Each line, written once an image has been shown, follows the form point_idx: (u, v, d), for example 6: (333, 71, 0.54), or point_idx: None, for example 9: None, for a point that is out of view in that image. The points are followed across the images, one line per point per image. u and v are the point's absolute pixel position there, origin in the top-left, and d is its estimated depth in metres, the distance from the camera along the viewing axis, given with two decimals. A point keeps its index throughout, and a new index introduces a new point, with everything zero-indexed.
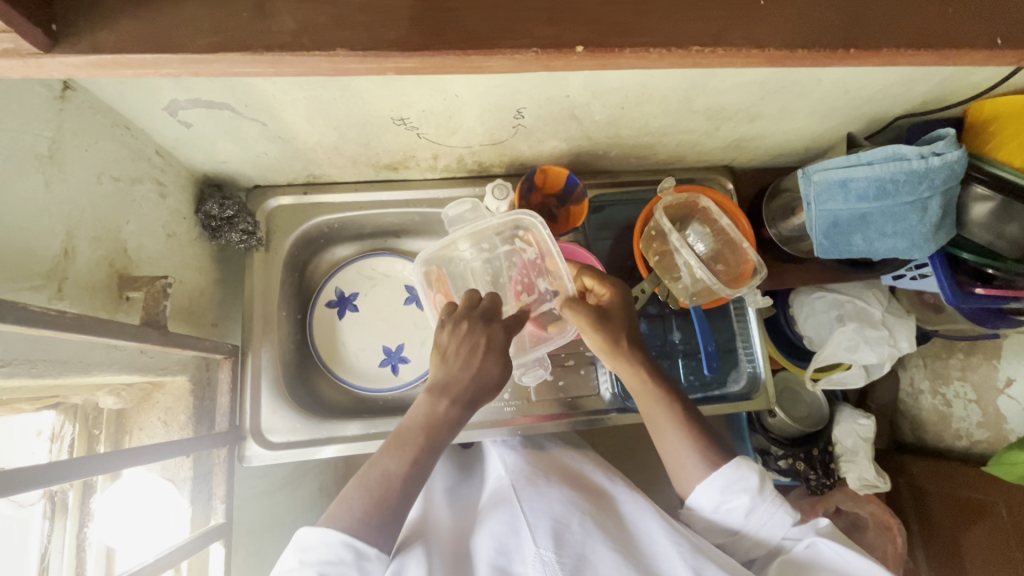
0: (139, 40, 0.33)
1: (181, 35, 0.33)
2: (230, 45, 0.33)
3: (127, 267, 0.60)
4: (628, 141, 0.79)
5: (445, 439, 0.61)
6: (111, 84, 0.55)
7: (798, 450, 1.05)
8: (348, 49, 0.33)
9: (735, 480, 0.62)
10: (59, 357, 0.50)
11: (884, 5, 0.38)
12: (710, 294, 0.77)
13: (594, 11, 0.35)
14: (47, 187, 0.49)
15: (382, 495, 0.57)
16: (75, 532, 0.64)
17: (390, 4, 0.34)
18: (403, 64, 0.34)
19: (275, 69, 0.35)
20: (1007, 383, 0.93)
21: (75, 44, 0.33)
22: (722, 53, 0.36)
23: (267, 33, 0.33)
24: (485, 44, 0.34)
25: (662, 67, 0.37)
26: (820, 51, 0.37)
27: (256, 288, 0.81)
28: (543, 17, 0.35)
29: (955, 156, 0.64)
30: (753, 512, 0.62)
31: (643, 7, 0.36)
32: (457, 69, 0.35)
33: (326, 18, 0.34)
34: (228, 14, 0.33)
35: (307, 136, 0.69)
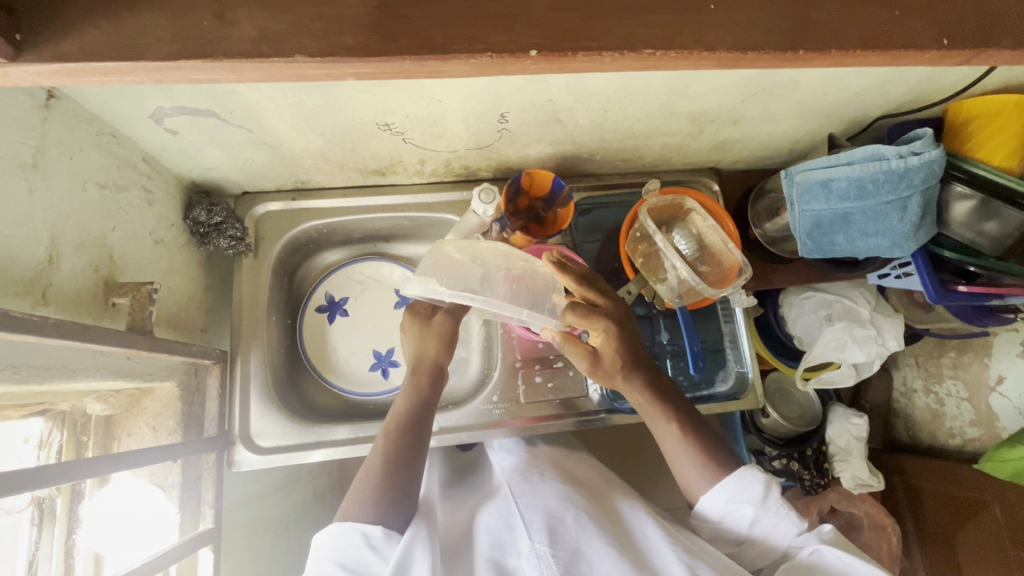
0: (102, 50, 0.33)
1: (141, 41, 0.34)
2: (193, 52, 0.34)
3: (113, 274, 0.60)
4: (613, 144, 0.80)
5: (426, 420, 0.71)
6: (95, 93, 0.55)
7: (790, 450, 1.07)
8: (308, 56, 0.34)
9: (738, 490, 0.64)
10: (44, 363, 0.51)
11: (836, 7, 0.39)
12: (696, 295, 0.77)
13: (548, 15, 0.36)
14: (31, 195, 0.50)
15: (385, 471, 0.64)
16: (63, 538, 0.64)
17: (346, 11, 0.35)
18: (361, 69, 0.35)
19: (238, 75, 0.35)
20: (999, 381, 0.94)
21: (45, 51, 0.33)
22: (674, 56, 0.37)
23: (228, 41, 0.34)
24: (440, 49, 0.35)
25: (617, 70, 0.38)
26: (771, 53, 0.38)
27: (246, 293, 0.82)
28: (497, 23, 0.35)
29: (934, 155, 0.64)
30: (757, 523, 0.63)
31: (596, 13, 0.36)
32: (416, 73, 0.36)
33: (285, 26, 0.34)
34: (190, 22, 0.34)
35: (293, 142, 0.70)
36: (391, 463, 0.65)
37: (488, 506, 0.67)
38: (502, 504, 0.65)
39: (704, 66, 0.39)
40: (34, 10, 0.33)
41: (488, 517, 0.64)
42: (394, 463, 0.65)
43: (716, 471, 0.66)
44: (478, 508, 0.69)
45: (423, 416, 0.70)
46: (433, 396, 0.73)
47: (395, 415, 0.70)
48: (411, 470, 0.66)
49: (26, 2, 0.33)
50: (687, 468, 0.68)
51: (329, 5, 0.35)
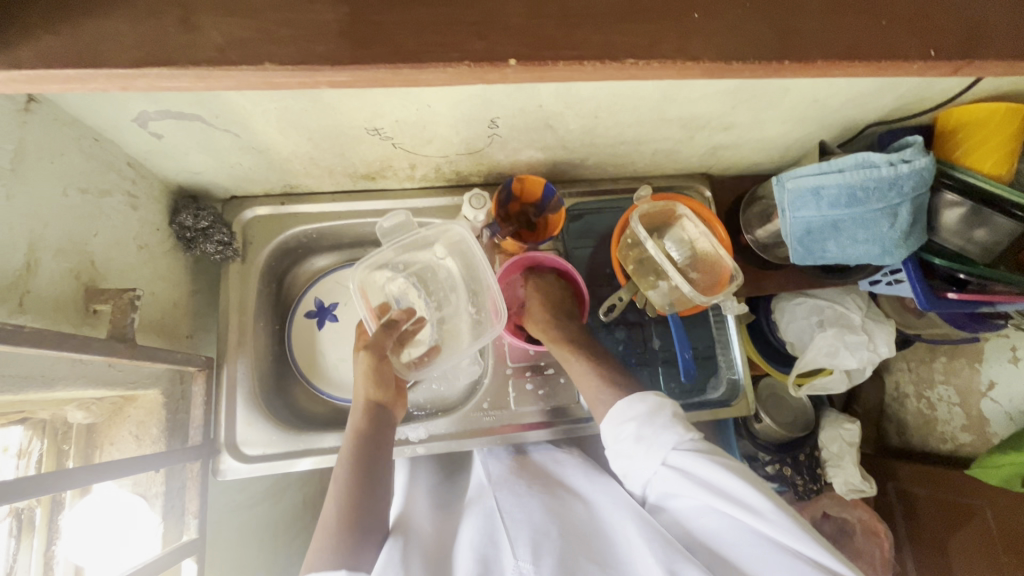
0: (71, 57, 0.33)
1: (105, 52, 0.33)
2: (152, 59, 0.33)
3: (94, 280, 0.59)
4: (605, 150, 0.80)
5: (387, 439, 0.69)
6: (76, 97, 0.54)
7: (784, 454, 1.06)
8: (279, 64, 0.33)
9: (627, 410, 0.66)
10: (21, 372, 0.49)
11: (823, 16, 0.39)
12: (687, 302, 0.77)
13: (526, 24, 0.35)
14: (8, 200, 0.49)
15: (346, 522, 0.61)
16: (41, 550, 0.62)
17: (320, 19, 0.34)
18: (336, 77, 0.35)
19: (201, 84, 0.35)
20: (990, 386, 0.94)
21: (23, 57, 0.32)
22: (654, 65, 0.37)
23: (194, 48, 0.33)
24: (417, 57, 0.34)
25: (597, 79, 0.37)
26: (756, 64, 0.38)
27: (233, 298, 0.80)
28: (473, 31, 0.35)
29: (923, 163, 0.65)
30: (642, 438, 0.64)
31: (577, 22, 0.36)
32: (395, 83, 0.36)
33: (255, 33, 0.34)
34: (153, 28, 0.33)
35: (281, 147, 0.69)
36: (352, 515, 0.62)
37: (468, 520, 0.68)
38: (486, 518, 0.66)
39: (688, 77, 0.38)
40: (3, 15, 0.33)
41: (472, 531, 0.65)
42: (353, 513, 0.62)
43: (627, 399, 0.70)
44: (461, 524, 0.69)
45: (377, 461, 0.67)
46: (385, 436, 0.70)
47: (353, 439, 0.68)
48: (371, 517, 0.63)
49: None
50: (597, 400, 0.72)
51: (301, 12, 0.34)
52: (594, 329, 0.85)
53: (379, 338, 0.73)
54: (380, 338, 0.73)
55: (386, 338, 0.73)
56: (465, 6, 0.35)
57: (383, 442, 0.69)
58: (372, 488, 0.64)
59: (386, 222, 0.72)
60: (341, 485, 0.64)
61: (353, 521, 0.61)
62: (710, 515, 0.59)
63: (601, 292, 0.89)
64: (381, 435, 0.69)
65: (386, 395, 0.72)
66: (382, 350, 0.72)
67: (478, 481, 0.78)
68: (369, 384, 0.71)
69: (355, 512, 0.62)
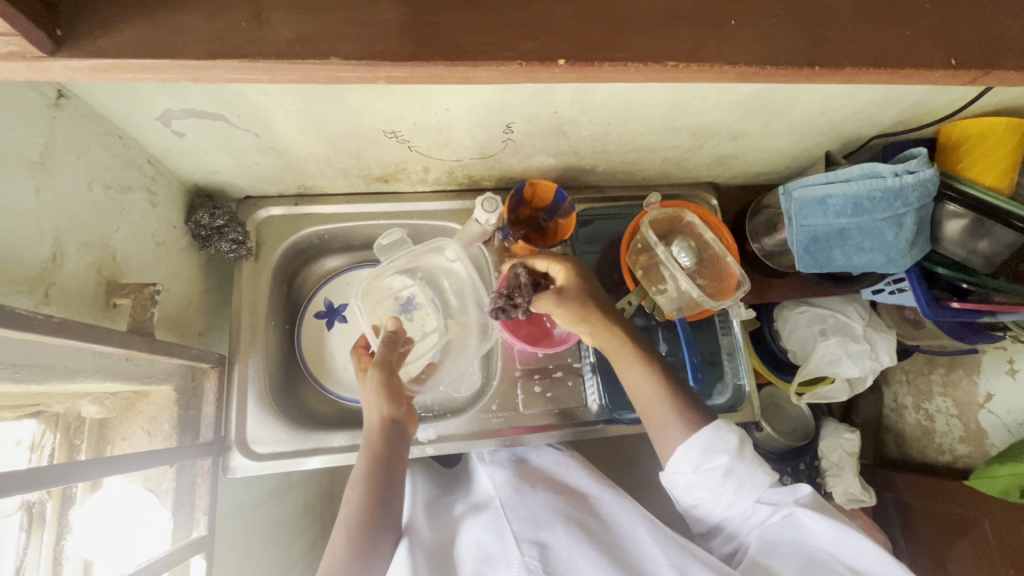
0: (145, 49, 0.34)
1: (180, 42, 0.34)
2: (229, 52, 0.34)
3: (115, 274, 0.60)
4: (615, 156, 0.81)
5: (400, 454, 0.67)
6: (104, 93, 0.55)
7: (785, 464, 1.08)
8: (342, 58, 0.35)
9: (717, 441, 0.64)
10: (44, 363, 0.50)
11: (850, 24, 0.41)
12: (695, 307, 0.78)
13: (573, 26, 0.37)
14: (37, 193, 0.49)
15: (356, 545, 0.61)
16: (52, 544, 0.63)
17: (380, 18, 0.35)
18: (394, 73, 0.36)
19: (271, 76, 0.36)
20: (987, 399, 0.95)
21: (80, 47, 0.33)
22: (694, 69, 0.38)
23: (264, 41, 0.35)
24: (471, 56, 0.36)
25: (639, 81, 0.39)
26: (787, 68, 0.39)
27: (245, 297, 0.81)
28: (526, 31, 0.36)
29: (929, 174, 0.66)
30: (730, 474, 0.64)
31: (619, 24, 0.37)
32: (447, 79, 0.37)
33: (322, 27, 0.35)
34: (226, 23, 0.35)
35: (299, 148, 0.70)
36: (359, 540, 0.61)
37: (469, 522, 0.69)
38: (489, 519, 0.67)
39: (724, 79, 0.40)
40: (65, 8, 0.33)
41: (474, 532, 0.66)
42: (364, 537, 0.61)
43: (695, 422, 0.66)
44: (461, 524, 0.71)
45: (390, 481, 0.65)
46: (400, 451, 0.67)
47: (367, 459, 0.65)
48: (382, 536, 0.63)
49: None
50: (664, 415, 0.67)
51: (364, 10, 0.35)
52: None
53: (385, 353, 0.70)
54: (386, 355, 0.70)
55: (390, 352, 0.70)
56: (518, 8, 0.37)
57: (398, 458, 0.66)
58: (383, 509, 0.64)
59: (382, 237, 0.78)
60: (353, 507, 0.63)
61: (364, 544, 0.61)
62: (783, 540, 0.62)
63: (609, 298, 0.88)
64: (396, 451, 0.67)
65: (400, 411, 0.68)
66: (390, 365, 0.69)
67: (479, 486, 0.79)
68: (380, 400, 0.67)
69: (365, 536, 0.62)
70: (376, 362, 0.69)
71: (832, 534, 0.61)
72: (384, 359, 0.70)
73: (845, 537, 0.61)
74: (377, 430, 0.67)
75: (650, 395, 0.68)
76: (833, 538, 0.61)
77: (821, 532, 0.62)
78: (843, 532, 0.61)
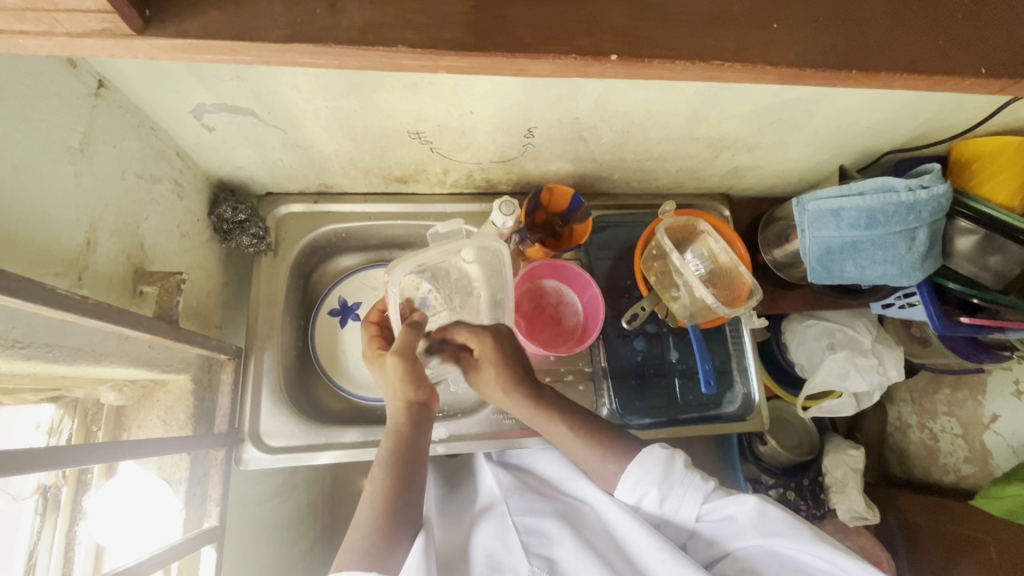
0: (223, 29, 0.35)
1: (255, 26, 0.35)
2: (304, 36, 0.35)
3: (143, 262, 0.61)
4: (631, 164, 0.83)
5: (422, 438, 0.67)
6: (141, 85, 0.57)
7: (789, 479, 1.06)
8: (408, 46, 0.36)
9: (642, 475, 0.63)
10: (74, 344, 0.51)
11: (884, 32, 0.42)
12: (708, 314, 0.79)
13: (625, 23, 0.38)
14: (76, 178, 0.51)
15: (382, 524, 0.61)
16: (65, 529, 0.64)
17: (446, 9, 0.37)
18: (455, 63, 0.37)
19: (339, 61, 0.37)
20: (993, 419, 0.95)
21: (163, 28, 0.35)
22: (737, 69, 0.39)
23: (337, 27, 0.36)
24: (529, 48, 0.37)
25: (685, 78, 0.40)
26: (827, 71, 0.40)
27: (263, 291, 0.82)
28: (581, 27, 0.38)
29: (941, 190, 0.68)
30: (666, 501, 0.62)
31: (668, 23, 0.38)
32: (502, 71, 0.38)
33: (389, 17, 0.36)
34: (302, 9, 0.36)
35: (324, 145, 0.72)
36: (386, 524, 0.61)
37: (482, 523, 0.68)
38: (499, 522, 0.67)
39: (763, 80, 0.41)
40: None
41: (485, 535, 0.66)
42: (389, 518, 0.62)
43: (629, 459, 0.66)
44: (474, 525, 0.70)
45: (416, 463, 0.65)
46: (425, 433, 0.68)
47: (390, 441, 0.66)
48: (407, 515, 0.63)
49: None
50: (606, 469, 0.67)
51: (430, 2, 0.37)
52: (612, 340, 0.85)
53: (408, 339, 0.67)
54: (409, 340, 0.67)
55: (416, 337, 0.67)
56: (574, 5, 0.38)
57: (422, 440, 0.67)
58: (408, 489, 0.64)
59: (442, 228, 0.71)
60: (379, 486, 0.63)
61: (389, 524, 0.61)
62: (752, 558, 0.59)
63: (620, 304, 0.88)
64: (422, 431, 0.67)
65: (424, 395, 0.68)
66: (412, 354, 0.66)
67: (488, 487, 0.77)
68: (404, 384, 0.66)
69: (390, 517, 0.62)
70: (398, 348, 0.66)
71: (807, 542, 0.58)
72: (404, 345, 0.67)
73: (799, 544, 0.58)
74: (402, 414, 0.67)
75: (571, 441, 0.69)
76: (790, 547, 0.58)
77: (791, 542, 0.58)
78: (798, 539, 0.58)
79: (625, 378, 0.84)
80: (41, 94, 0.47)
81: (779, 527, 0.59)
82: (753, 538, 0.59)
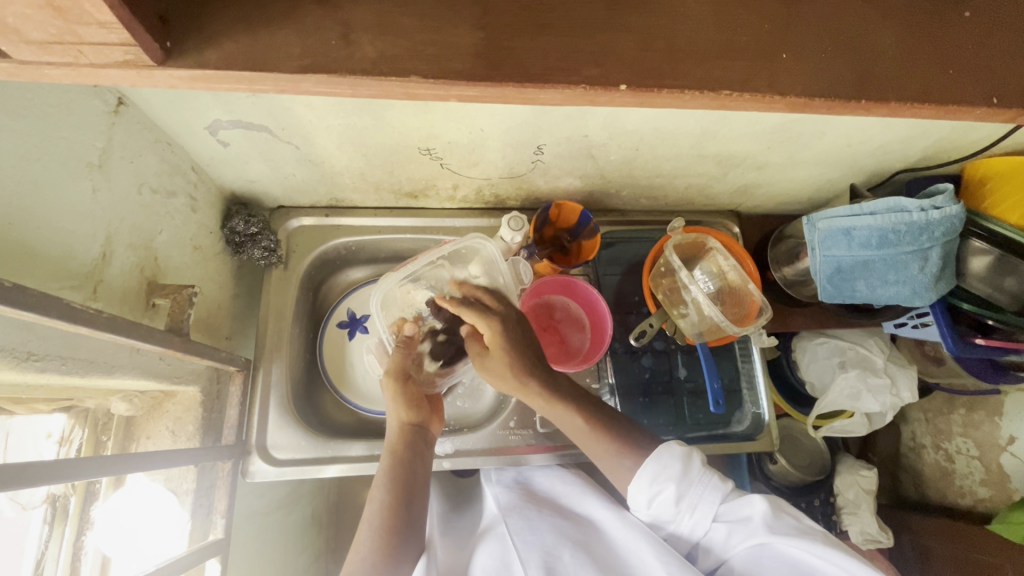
0: (238, 59, 0.36)
1: (274, 53, 0.36)
2: (316, 67, 0.36)
3: (155, 275, 0.62)
4: (640, 181, 0.83)
5: (421, 452, 0.69)
6: (161, 104, 0.58)
7: (799, 499, 1.04)
8: (418, 76, 0.37)
9: (660, 470, 0.61)
10: (88, 357, 0.52)
11: (894, 63, 0.42)
12: (716, 332, 0.78)
13: (633, 54, 0.38)
14: (94, 194, 0.52)
15: (385, 542, 0.61)
16: (72, 539, 0.64)
17: (453, 39, 0.37)
18: (464, 91, 0.38)
19: (352, 90, 0.38)
20: (1010, 441, 0.93)
21: (184, 57, 0.36)
22: (745, 98, 0.39)
23: (348, 59, 0.37)
24: (539, 78, 0.37)
25: (693, 107, 0.40)
26: (834, 101, 0.41)
27: (273, 304, 0.83)
28: (590, 58, 0.38)
29: (955, 211, 0.67)
30: (683, 499, 0.60)
31: (676, 55, 0.39)
32: (511, 99, 0.39)
33: (400, 47, 0.37)
34: (316, 39, 0.37)
35: (336, 161, 0.73)
36: (384, 541, 0.61)
37: (483, 543, 0.68)
38: (499, 543, 0.66)
39: (772, 109, 0.41)
40: (170, 22, 0.36)
41: (484, 555, 0.66)
42: (390, 538, 0.62)
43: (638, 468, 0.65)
44: (477, 545, 0.69)
45: (414, 480, 0.66)
46: (423, 457, 0.69)
47: (388, 458, 0.67)
48: (408, 534, 0.63)
49: (172, 11, 0.36)
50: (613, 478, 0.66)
51: (443, 33, 0.37)
52: (619, 357, 0.85)
53: (399, 361, 0.70)
54: (399, 362, 0.70)
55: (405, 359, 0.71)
56: (583, 35, 0.38)
57: (421, 461, 0.68)
58: (408, 509, 0.64)
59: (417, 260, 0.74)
60: (380, 504, 0.63)
61: (390, 544, 0.61)
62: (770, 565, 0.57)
63: (629, 320, 0.88)
64: (420, 454, 0.69)
65: (421, 415, 0.71)
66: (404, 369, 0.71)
67: (491, 507, 0.76)
68: (401, 406, 0.69)
69: (392, 534, 0.62)
70: (389, 371, 0.70)
71: (834, 556, 0.55)
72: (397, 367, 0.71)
73: (814, 548, 0.56)
74: (399, 436, 0.69)
75: (575, 444, 0.68)
76: (805, 553, 0.56)
77: (815, 554, 0.56)
78: (813, 544, 0.57)
79: (632, 395, 0.83)
80: (63, 113, 0.48)
81: (794, 531, 0.58)
82: (768, 539, 0.57)
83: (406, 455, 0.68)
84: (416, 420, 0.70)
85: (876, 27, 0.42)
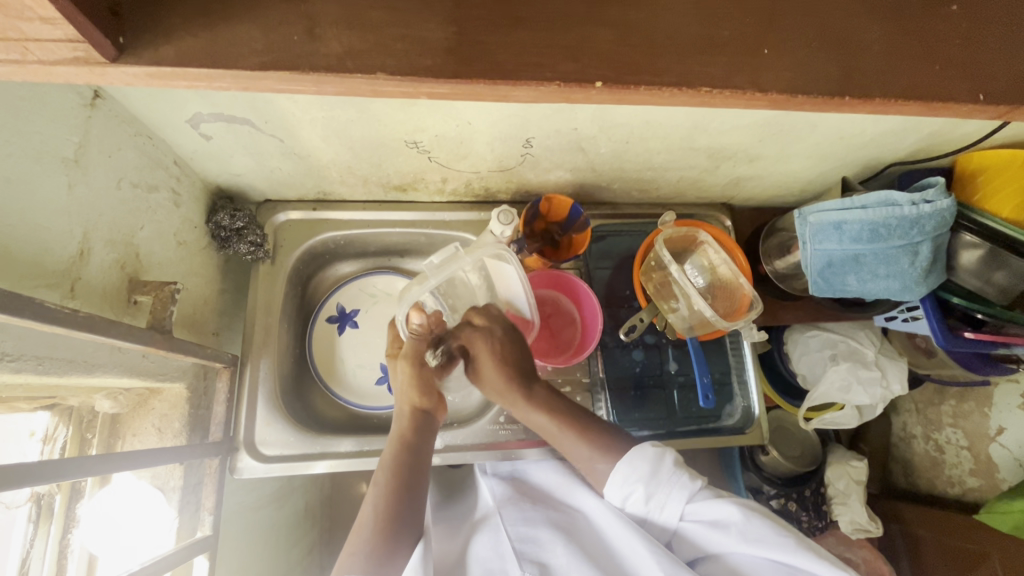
0: (200, 57, 0.35)
1: (236, 52, 0.35)
2: (281, 64, 0.35)
3: (137, 271, 0.61)
4: (631, 174, 0.82)
5: (426, 437, 0.69)
6: (139, 97, 0.57)
7: (789, 490, 1.04)
8: (388, 73, 0.36)
9: (630, 471, 0.62)
10: (66, 356, 0.51)
11: (881, 57, 0.41)
12: (707, 326, 0.78)
13: (610, 48, 0.38)
14: (69, 189, 0.51)
15: (382, 529, 0.61)
16: (58, 537, 0.64)
17: (426, 34, 0.36)
18: (437, 88, 0.37)
19: (319, 87, 0.37)
20: (999, 432, 0.94)
21: (141, 54, 0.35)
22: (727, 95, 0.39)
23: (316, 55, 0.36)
24: (512, 75, 0.36)
25: (674, 103, 0.39)
26: (818, 98, 0.40)
27: (260, 300, 0.82)
28: (566, 54, 0.37)
29: (946, 204, 0.66)
30: (652, 498, 0.61)
31: (655, 50, 0.38)
32: (487, 96, 0.38)
33: (370, 45, 0.36)
34: (281, 34, 0.36)
35: (322, 154, 0.71)
36: (385, 524, 0.61)
37: (477, 533, 0.68)
38: (493, 533, 0.66)
39: (754, 106, 0.40)
40: (126, 16, 0.35)
41: (479, 547, 0.65)
42: (391, 521, 0.61)
43: None
44: (471, 534, 0.69)
45: (419, 465, 0.66)
46: (428, 440, 0.69)
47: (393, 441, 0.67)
48: (410, 517, 0.63)
49: (129, 6, 0.35)
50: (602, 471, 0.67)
51: (413, 29, 0.36)
52: (610, 350, 0.85)
53: (415, 346, 0.72)
54: (418, 347, 0.72)
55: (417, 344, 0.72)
56: (560, 30, 0.38)
57: (425, 445, 0.68)
58: (411, 492, 0.64)
59: (435, 258, 0.70)
60: (381, 489, 0.63)
61: (391, 528, 0.61)
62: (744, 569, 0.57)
63: (620, 314, 0.87)
64: (425, 439, 0.69)
65: (430, 402, 0.71)
66: (418, 357, 0.71)
67: (485, 497, 0.76)
68: (413, 391, 0.70)
69: (393, 516, 0.62)
70: (404, 355, 0.71)
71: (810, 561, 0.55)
72: (412, 350, 0.72)
73: (783, 551, 0.56)
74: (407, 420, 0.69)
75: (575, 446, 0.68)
76: (775, 555, 0.56)
77: (793, 559, 0.56)
78: (785, 549, 0.56)
79: (623, 388, 0.83)
80: (34, 106, 0.47)
81: (765, 533, 0.58)
82: (737, 540, 0.58)
83: (412, 441, 0.68)
84: (426, 406, 0.71)
85: (863, 21, 0.41)
